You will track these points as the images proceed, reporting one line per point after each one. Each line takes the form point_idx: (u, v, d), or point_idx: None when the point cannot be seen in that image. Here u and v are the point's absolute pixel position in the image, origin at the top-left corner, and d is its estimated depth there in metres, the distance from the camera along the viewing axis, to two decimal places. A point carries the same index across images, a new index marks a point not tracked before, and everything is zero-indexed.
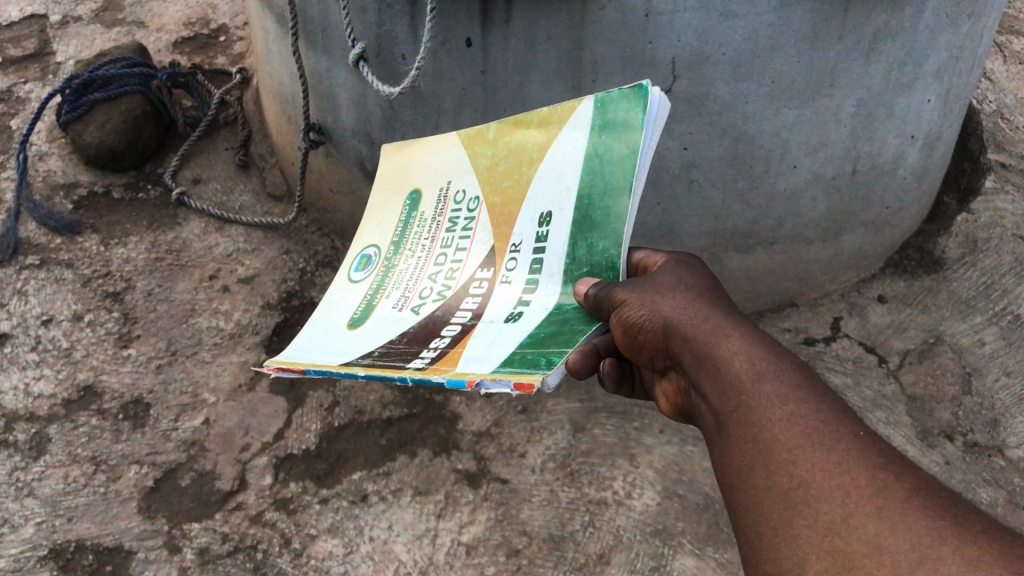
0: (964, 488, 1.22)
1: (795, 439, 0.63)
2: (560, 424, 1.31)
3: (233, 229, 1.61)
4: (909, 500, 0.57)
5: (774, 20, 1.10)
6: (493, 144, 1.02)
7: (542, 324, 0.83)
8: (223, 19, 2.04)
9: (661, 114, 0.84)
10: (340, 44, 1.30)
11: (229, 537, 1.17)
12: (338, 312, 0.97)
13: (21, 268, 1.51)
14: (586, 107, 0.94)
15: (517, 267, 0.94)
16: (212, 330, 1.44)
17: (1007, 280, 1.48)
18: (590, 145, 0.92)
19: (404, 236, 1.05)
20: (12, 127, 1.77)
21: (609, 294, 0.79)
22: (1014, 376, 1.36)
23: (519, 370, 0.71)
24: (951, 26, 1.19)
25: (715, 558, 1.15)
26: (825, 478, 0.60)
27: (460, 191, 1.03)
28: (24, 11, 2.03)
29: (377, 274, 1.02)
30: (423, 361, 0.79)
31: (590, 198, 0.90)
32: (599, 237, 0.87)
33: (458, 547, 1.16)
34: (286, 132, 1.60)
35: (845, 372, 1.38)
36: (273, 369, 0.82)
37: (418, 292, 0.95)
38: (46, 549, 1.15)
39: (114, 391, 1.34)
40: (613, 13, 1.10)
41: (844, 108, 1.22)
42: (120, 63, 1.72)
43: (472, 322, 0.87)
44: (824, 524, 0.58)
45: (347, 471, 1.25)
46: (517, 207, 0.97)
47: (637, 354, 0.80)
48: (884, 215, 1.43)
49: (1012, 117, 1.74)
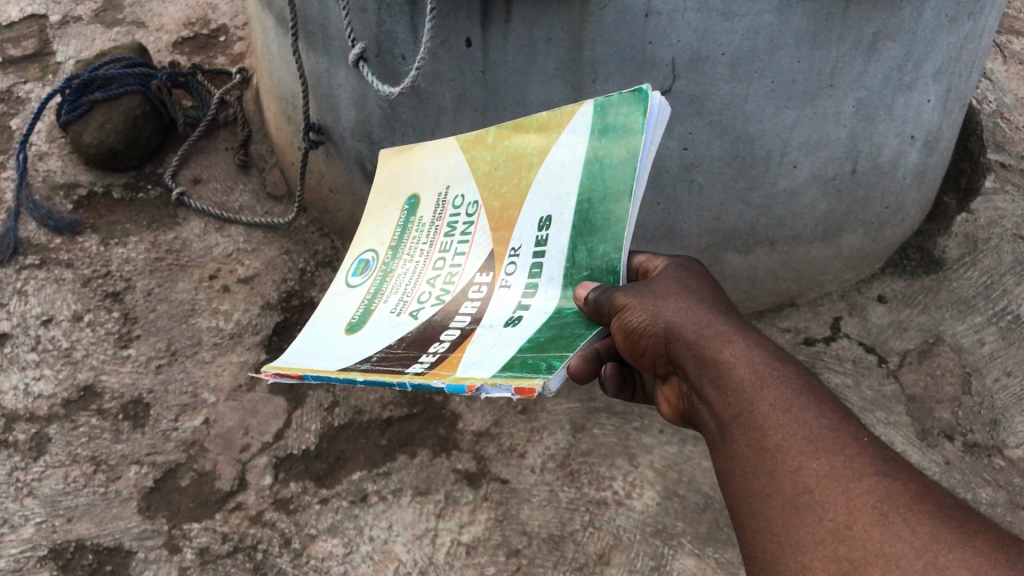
0: (964, 488, 1.23)
1: (798, 445, 0.63)
2: (560, 424, 1.31)
3: (233, 229, 1.61)
4: (913, 507, 0.56)
5: (774, 21, 1.10)
6: (493, 148, 1.02)
7: (542, 329, 0.83)
8: (223, 19, 2.04)
9: (662, 118, 0.85)
10: (339, 43, 1.30)
11: (229, 537, 1.17)
12: (336, 316, 0.97)
13: (21, 268, 1.52)
14: (585, 111, 0.95)
15: (516, 271, 0.94)
16: (212, 330, 1.44)
17: (1007, 280, 1.48)
18: (590, 149, 0.92)
19: (403, 240, 1.05)
20: (12, 127, 1.77)
21: (610, 298, 0.79)
22: (1014, 376, 1.36)
23: (518, 375, 0.71)
24: (951, 26, 1.19)
25: (715, 558, 1.15)
26: (829, 485, 0.60)
27: (459, 195, 1.03)
28: (24, 11, 2.03)
29: (375, 278, 1.01)
30: (422, 366, 0.79)
31: (590, 202, 0.90)
32: (599, 241, 0.87)
33: (458, 547, 1.16)
34: (286, 131, 1.60)
35: (844, 371, 1.38)
36: (271, 375, 0.81)
37: (417, 297, 0.95)
38: (46, 549, 1.15)
39: (114, 391, 1.34)
40: (613, 13, 1.10)
41: (844, 108, 1.22)
42: (120, 63, 1.72)
43: (472, 326, 0.87)
44: (829, 530, 0.58)
45: (347, 471, 1.25)
46: (517, 211, 0.97)
47: (638, 359, 0.80)
48: (884, 215, 1.43)
49: (1012, 117, 1.74)
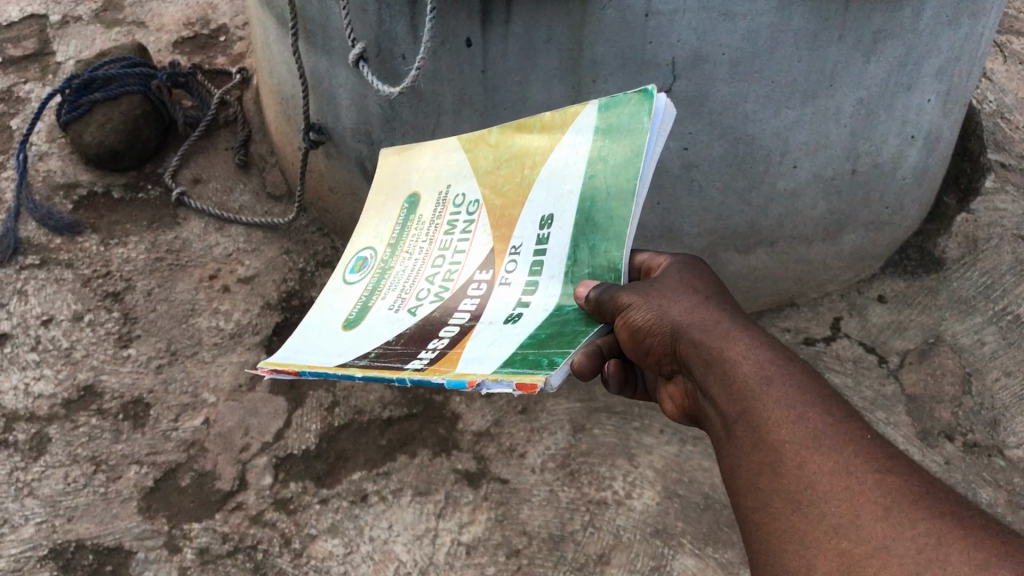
0: (964, 488, 1.22)
1: (801, 441, 0.63)
2: (560, 424, 1.31)
3: (233, 229, 1.61)
4: (915, 503, 0.56)
5: (774, 21, 1.10)
6: (495, 148, 1.02)
7: (543, 325, 0.83)
8: (223, 19, 2.04)
9: (667, 120, 0.86)
10: (339, 43, 1.30)
11: (229, 537, 1.17)
12: (333, 313, 0.97)
13: (21, 268, 1.52)
14: (589, 111, 0.95)
15: (516, 268, 0.94)
16: (212, 330, 1.44)
17: (1007, 280, 1.48)
18: (594, 149, 0.92)
19: (402, 238, 1.05)
20: (12, 127, 1.77)
21: (613, 297, 0.79)
22: (1014, 376, 1.36)
23: (520, 371, 0.71)
24: (951, 26, 1.19)
25: (715, 558, 1.15)
26: (832, 481, 0.60)
27: (460, 194, 1.04)
28: (24, 11, 2.02)
29: (373, 276, 1.01)
30: (422, 362, 0.79)
31: (592, 201, 0.90)
32: (601, 239, 0.87)
33: (458, 547, 1.16)
34: (286, 131, 1.60)
35: (844, 371, 1.38)
36: (268, 371, 0.82)
37: (415, 294, 0.95)
38: (47, 549, 1.15)
39: (114, 392, 1.34)
40: (613, 12, 1.10)
41: (845, 108, 1.22)
42: (120, 63, 1.72)
43: (471, 323, 0.87)
44: (830, 526, 0.58)
45: (347, 471, 1.25)
46: (518, 209, 0.98)
47: (644, 358, 0.80)
48: (885, 215, 1.43)
49: (1012, 118, 1.74)
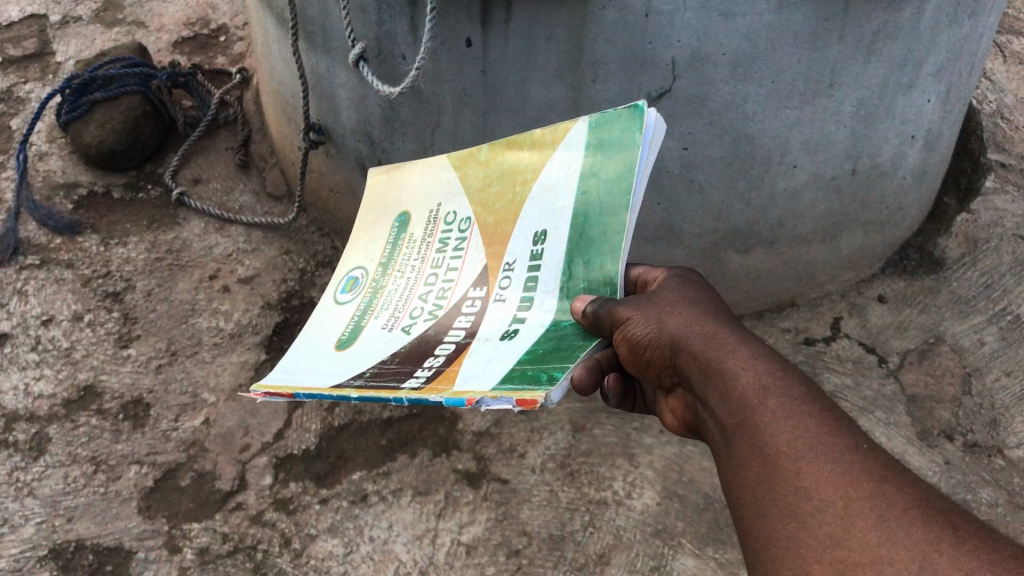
0: (964, 489, 1.22)
1: (798, 450, 0.63)
2: (560, 424, 1.31)
3: (233, 229, 1.61)
4: (910, 511, 0.57)
5: (775, 21, 1.10)
6: (486, 166, 1.03)
7: (541, 341, 0.83)
8: (223, 19, 2.04)
9: (658, 135, 0.87)
10: (340, 43, 1.30)
11: (229, 537, 1.17)
12: (326, 334, 0.97)
13: (21, 268, 1.52)
14: (579, 127, 0.95)
15: (511, 285, 0.93)
16: (212, 330, 1.44)
17: (1007, 280, 1.48)
18: (586, 164, 0.93)
19: (393, 257, 1.05)
20: (12, 127, 1.77)
21: (611, 311, 0.79)
22: (1014, 376, 1.36)
23: (519, 387, 0.71)
24: (950, 27, 1.19)
25: (715, 558, 1.15)
26: (828, 490, 0.60)
27: (451, 212, 1.05)
28: (24, 11, 2.02)
29: (365, 296, 1.01)
30: (418, 381, 0.79)
31: (586, 217, 0.90)
32: (596, 254, 0.87)
33: (458, 547, 1.16)
34: (286, 132, 1.60)
35: (844, 371, 1.38)
36: (261, 394, 0.81)
37: (409, 312, 0.95)
38: (46, 549, 1.15)
39: (114, 392, 1.34)
40: (613, 12, 1.10)
41: (845, 108, 1.22)
42: (120, 63, 1.72)
43: (467, 340, 0.87)
44: (827, 535, 0.58)
45: (347, 472, 1.25)
46: (511, 226, 0.98)
47: (645, 371, 0.80)
48: (885, 215, 1.43)
49: (1012, 117, 1.74)
